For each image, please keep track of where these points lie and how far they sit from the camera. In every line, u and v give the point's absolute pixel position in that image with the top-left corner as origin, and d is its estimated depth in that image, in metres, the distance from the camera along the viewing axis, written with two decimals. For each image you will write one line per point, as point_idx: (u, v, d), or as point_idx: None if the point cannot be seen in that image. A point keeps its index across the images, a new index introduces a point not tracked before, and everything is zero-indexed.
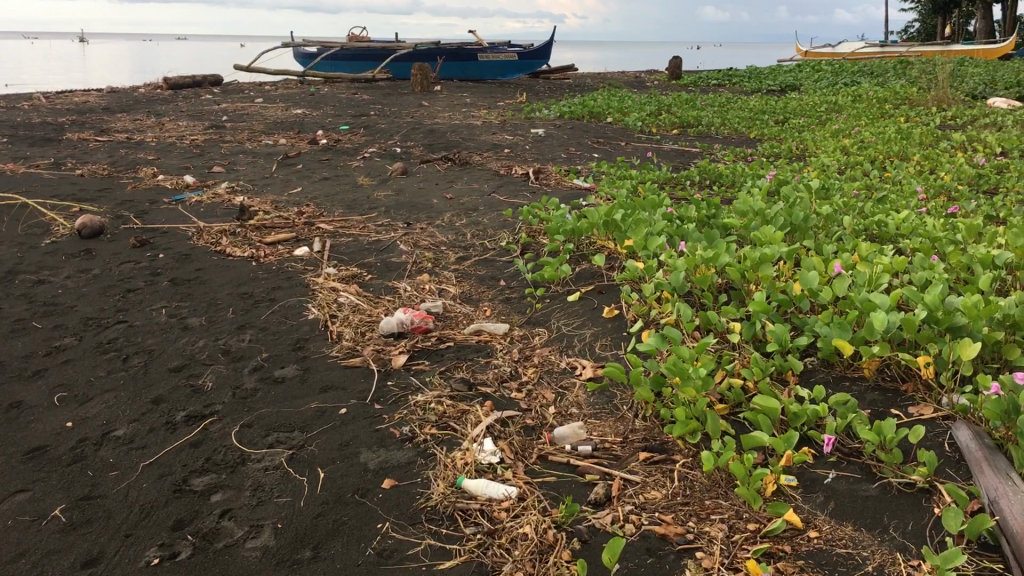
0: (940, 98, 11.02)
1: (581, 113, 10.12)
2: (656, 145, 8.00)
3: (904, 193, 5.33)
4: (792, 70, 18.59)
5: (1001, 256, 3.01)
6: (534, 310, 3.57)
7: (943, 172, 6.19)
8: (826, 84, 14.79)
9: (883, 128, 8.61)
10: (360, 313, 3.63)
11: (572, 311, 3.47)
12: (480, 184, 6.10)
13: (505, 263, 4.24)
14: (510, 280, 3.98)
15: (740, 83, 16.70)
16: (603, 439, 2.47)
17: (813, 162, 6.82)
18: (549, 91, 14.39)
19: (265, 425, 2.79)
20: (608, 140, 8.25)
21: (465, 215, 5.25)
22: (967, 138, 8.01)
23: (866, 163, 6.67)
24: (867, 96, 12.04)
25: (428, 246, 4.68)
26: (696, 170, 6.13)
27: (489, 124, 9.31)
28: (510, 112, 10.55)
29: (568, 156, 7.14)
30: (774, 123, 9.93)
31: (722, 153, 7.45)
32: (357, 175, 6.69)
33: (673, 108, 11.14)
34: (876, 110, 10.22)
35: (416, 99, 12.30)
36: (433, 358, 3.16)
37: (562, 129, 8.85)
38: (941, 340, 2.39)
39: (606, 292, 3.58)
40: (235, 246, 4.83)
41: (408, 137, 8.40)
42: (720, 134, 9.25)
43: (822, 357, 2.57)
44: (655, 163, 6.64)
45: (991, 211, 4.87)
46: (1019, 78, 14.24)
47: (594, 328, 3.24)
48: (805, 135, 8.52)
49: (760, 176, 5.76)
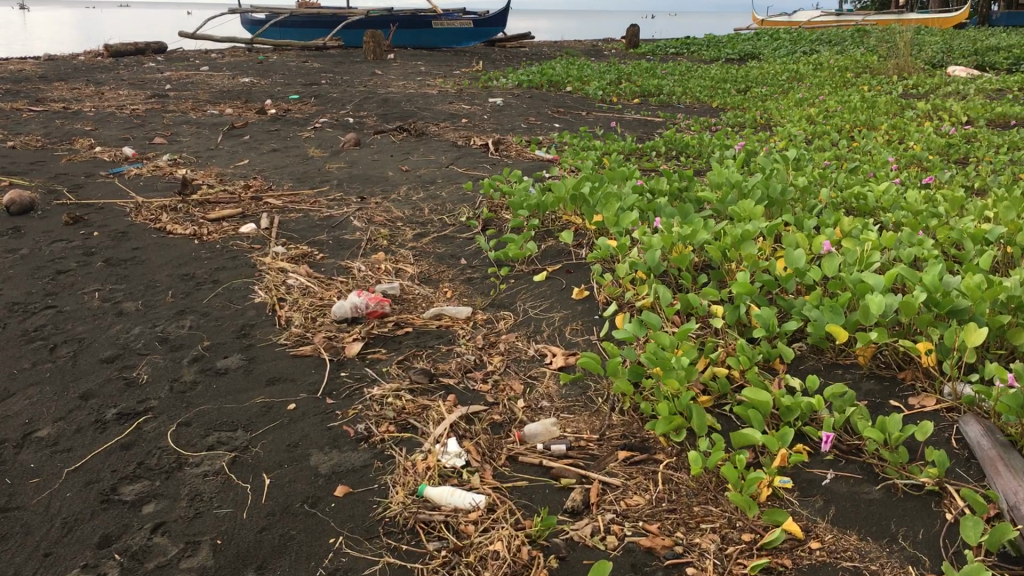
0: (901, 67, 10.93)
1: (540, 81, 9.85)
2: (618, 115, 7.78)
3: (876, 163, 5.17)
4: (750, 38, 18.45)
5: (993, 232, 2.84)
6: (497, 291, 3.34)
7: (913, 141, 6.06)
8: (786, 52, 14.67)
9: (847, 97, 8.47)
10: (310, 296, 3.37)
11: (539, 292, 3.25)
12: (437, 155, 5.83)
13: (466, 240, 4.00)
14: (472, 259, 3.75)
15: (699, 51, 16.50)
16: (578, 436, 2.26)
17: (780, 131, 6.64)
18: (506, 59, 14.08)
19: (205, 423, 2.53)
20: (569, 110, 8.00)
21: (422, 189, 4.99)
22: (932, 107, 7.90)
23: (832, 133, 6.52)
24: (828, 64, 11.91)
25: (384, 222, 4.42)
26: (663, 141, 5.92)
27: (445, 93, 9.01)
28: (466, 81, 10.24)
29: (528, 126, 6.90)
30: (736, 91, 9.76)
31: (685, 123, 7.26)
32: (308, 147, 6.37)
33: (633, 76, 10.91)
34: (838, 79, 10.10)
35: (370, 67, 11.93)
36: (391, 346, 2.92)
37: (521, 99, 8.58)
38: (943, 325, 2.21)
39: (575, 272, 3.36)
40: (176, 223, 4.53)
41: (361, 107, 8.07)
42: (682, 103, 9.06)
43: (813, 343, 2.39)
44: (618, 133, 6.42)
45: (967, 182, 4.73)
46: (976, 46, 14.23)
47: (563, 312, 3.04)
48: (769, 104, 8.36)
49: (728, 147, 5.57)
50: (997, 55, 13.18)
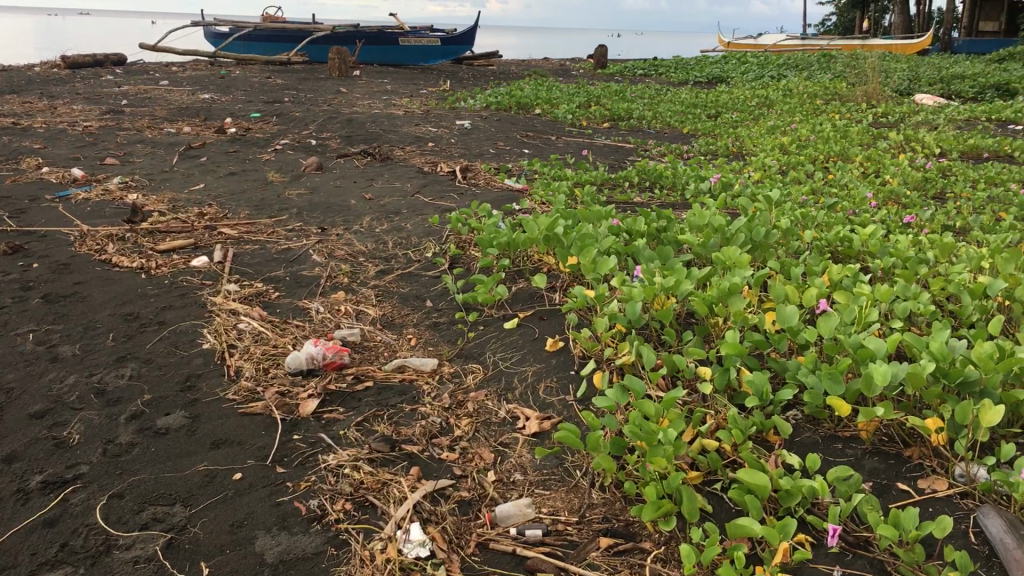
0: (869, 94, 10.90)
1: (508, 103, 9.67)
2: (588, 140, 7.62)
3: (855, 199, 5.04)
4: (718, 61, 18.48)
5: (992, 286, 2.68)
6: (465, 339, 3.12)
7: (888, 175, 5.95)
8: (754, 76, 14.69)
9: (819, 125, 8.38)
10: (263, 343, 3.12)
11: (510, 341, 3.03)
12: (403, 182, 5.61)
13: (432, 279, 3.78)
14: (438, 300, 3.52)
15: (667, 74, 16.46)
16: (555, 518, 2.04)
17: (753, 161, 6.52)
18: (473, 79, 13.92)
19: (140, 495, 2.26)
20: (538, 134, 7.83)
21: (386, 219, 4.77)
22: (904, 138, 7.83)
23: (806, 164, 6.41)
24: (797, 90, 11.87)
25: (345, 256, 4.18)
26: (636, 170, 5.75)
27: (411, 113, 8.80)
28: (433, 101, 10.04)
29: (497, 151, 6.71)
30: (707, 116, 9.66)
31: (656, 151, 7.12)
32: (267, 170, 6.12)
33: (603, 99, 10.79)
34: (808, 106, 10.05)
35: (335, 85, 11.70)
36: (349, 404, 2.68)
37: (489, 121, 8.39)
38: (954, 398, 2.03)
39: (548, 320, 3.15)
40: (122, 255, 4.24)
41: (324, 128, 7.82)
42: (653, 128, 8.94)
43: (809, 412, 2.20)
44: (590, 161, 6.24)
45: (948, 222, 4.61)
46: (940, 74, 14.31)
47: (536, 365, 2.83)
48: (740, 131, 8.26)
49: (703, 179, 5.42)
50: (962, 84, 13.27)
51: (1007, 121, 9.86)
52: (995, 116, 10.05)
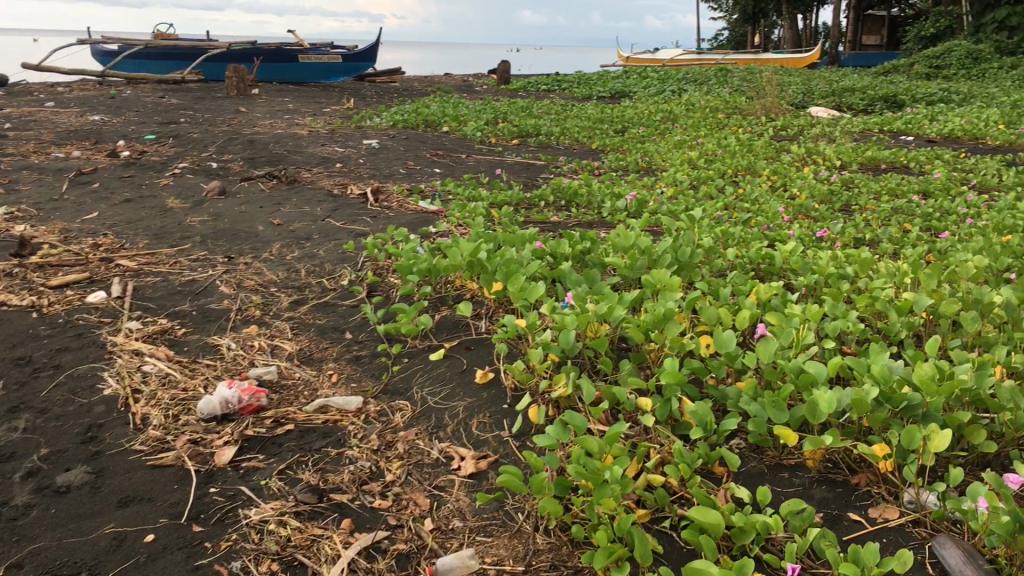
0: (767, 108, 11.17)
1: (415, 121, 9.54)
2: (499, 158, 7.56)
3: (768, 213, 5.09)
4: (619, 76, 18.72)
5: (918, 301, 2.69)
6: (390, 373, 2.99)
7: (796, 188, 6.05)
8: (654, 91, 14.92)
9: (723, 139, 8.52)
10: (172, 387, 2.92)
11: (437, 374, 2.91)
12: (312, 206, 5.43)
13: (350, 309, 3.62)
14: (358, 332, 3.37)
15: (570, 89, 16.60)
16: (500, 568, 1.93)
17: (664, 176, 6.55)
18: (376, 96, 13.74)
19: (39, 566, 2.04)
20: (448, 152, 7.72)
21: (297, 246, 4.58)
22: (806, 150, 8.02)
23: (716, 178, 6.47)
24: (698, 104, 12.09)
25: (255, 287, 3.98)
26: (550, 189, 5.70)
27: (316, 133, 8.59)
28: (338, 120, 9.84)
29: (407, 171, 6.58)
30: (614, 131, 9.73)
31: (567, 167, 7.10)
32: (167, 196, 5.84)
33: (509, 115, 10.76)
34: (711, 120, 10.23)
35: (234, 104, 11.36)
36: (269, 450, 2.52)
37: (396, 140, 8.24)
38: (899, 423, 1.99)
39: (476, 349, 3.04)
40: (10, 292, 3.94)
41: (225, 149, 7.55)
42: (561, 144, 8.94)
43: (754, 441, 2.14)
44: (504, 180, 6.17)
45: (858, 234, 4.69)
46: (832, 87, 14.82)
47: (466, 399, 2.71)
48: (648, 146, 8.33)
49: (618, 197, 5.40)
50: (853, 96, 13.74)
51: (898, 132, 10.23)
52: (887, 127, 10.42)
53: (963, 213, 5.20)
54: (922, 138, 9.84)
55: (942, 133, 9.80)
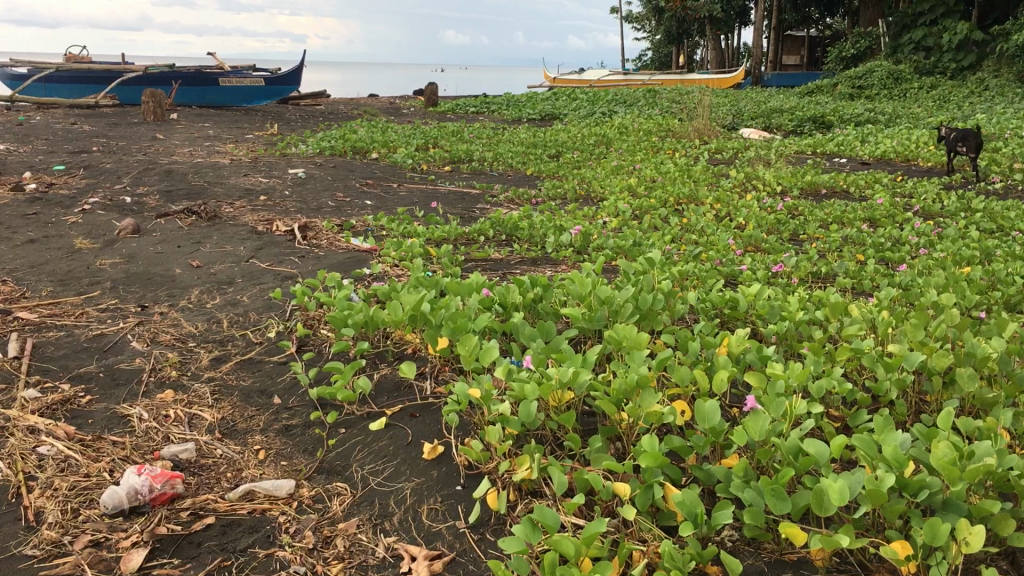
0: (700, 130, 11.12)
1: (342, 147, 9.17)
2: (432, 187, 7.27)
3: (718, 247, 4.89)
4: (548, 98, 18.60)
5: (908, 358, 2.47)
6: (325, 446, 2.64)
7: (742, 217, 5.89)
8: (585, 113, 14.84)
9: (661, 165, 8.37)
10: (70, 471, 2.51)
11: (378, 448, 2.58)
12: (235, 245, 5.04)
13: (277, 368, 3.27)
14: (287, 397, 3.02)
15: (500, 111, 16.42)
16: None
17: (606, 205, 6.33)
18: (301, 120, 13.30)
19: None
20: (379, 182, 7.39)
21: (219, 292, 4.20)
22: (745, 175, 7.91)
23: (658, 208, 6.28)
24: (631, 127, 11.98)
25: (171, 342, 3.58)
26: (490, 222, 5.43)
27: (238, 162, 8.16)
28: (262, 147, 9.43)
29: (337, 204, 6.23)
30: (548, 156, 9.53)
31: (504, 196, 6.84)
32: (75, 235, 5.38)
33: (441, 139, 10.48)
34: (645, 144, 10.10)
35: (150, 131, 10.82)
36: (186, 553, 2.15)
37: (324, 169, 7.87)
38: (918, 516, 1.74)
39: (421, 417, 2.72)
40: None
41: (140, 181, 7.08)
42: (496, 170, 8.69)
43: (750, 535, 1.87)
44: (441, 212, 5.87)
45: (813, 267, 4.53)
46: (760, 108, 14.92)
47: (414, 479, 2.39)
48: (586, 172, 8.12)
49: (562, 231, 5.14)
50: (782, 117, 13.83)
51: (831, 155, 10.26)
52: (820, 149, 10.45)
53: (913, 243, 5.10)
54: (856, 161, 9.89)
55: (874, 155, 9.86)
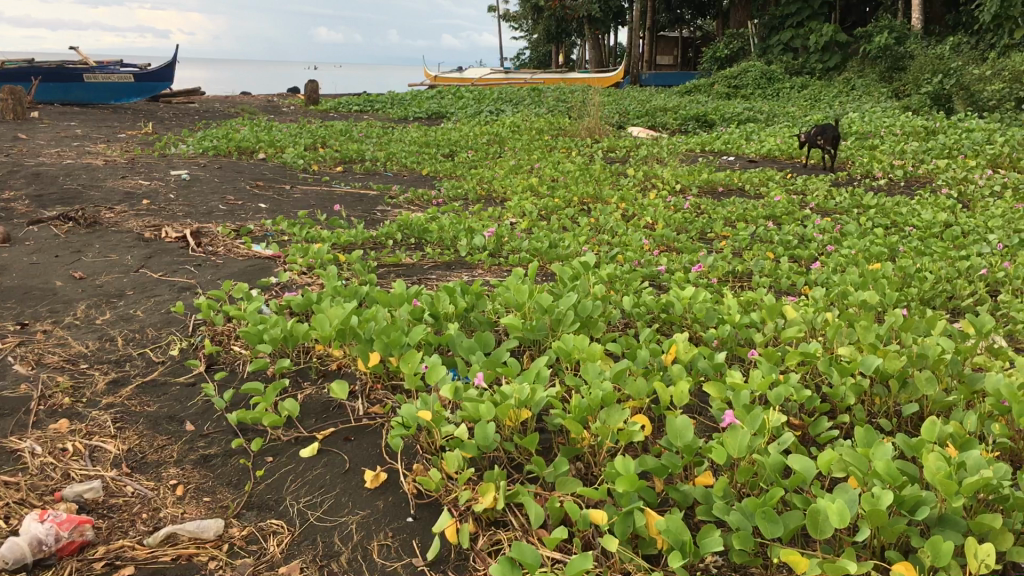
0: (591, 129, 11.13)
1: (226, 146, 8.73)
2: (327, 189, 6.97)
3: (633, 247, 4.83)
4: (433, 96, 18.38)
5: (864, 361, 2.42)
6: (253, 478, 2.40)
7: (649, 216, 5.86)
8: (473, 111, 14.71)
9: (559, 164, 8.30)
10: None
11: (314, 478, 2.36)
12: (121, 253, 4.66)
13: (186, 390, 2.98)
14: (202, 423, 2.75)
15: (384, 110, 16.10)
16: None
17: (511, 206, 6.19)
18: (176, 119, 12.65)
19: None
20: (270, 184, 7.04)
21: (109, 306, 3.84)
22: (643, 174, 7.92)
23: (564, 208, 6.18)
24: (523, 126, 11.91)
25: (59, 362, 3.23)
26: (396, 225, 5.21)
27: (114, 163, 7.64)
28: (137, 147, 8.87)
29: (229, 207, 5.88)
30: (442, 156, 9.33)
31: (404, 197, 6.62)
32: None
33: (330, 139, 10.13)
34: (539, 143, 10.03)
35: (10, 130, 10.04)
36: None
37: (209, 170, 7.45)
38: (918, 535, 1.64)
39: (358, 441, 2.51)
40: None
41: (5, 185, 6.50)
42: (390, 170, 8.43)
43: (740, 562, 1.74)
44: (343, 215, 5.61)
45: (729, 266, 4.51)
46: (645, 107, 15.13)
47: (358, 511, 2.18)
48: (484, 172, 7.97)
49: (473, 234, 4.97)
50: (667, 115, 14.05)
51: (719, 153, 10.44)
52: (708, 147, 10.62)
53: (820, 240, 5.16)
54: (743, 159, 10.09)
55: (760, 153, 10.09)
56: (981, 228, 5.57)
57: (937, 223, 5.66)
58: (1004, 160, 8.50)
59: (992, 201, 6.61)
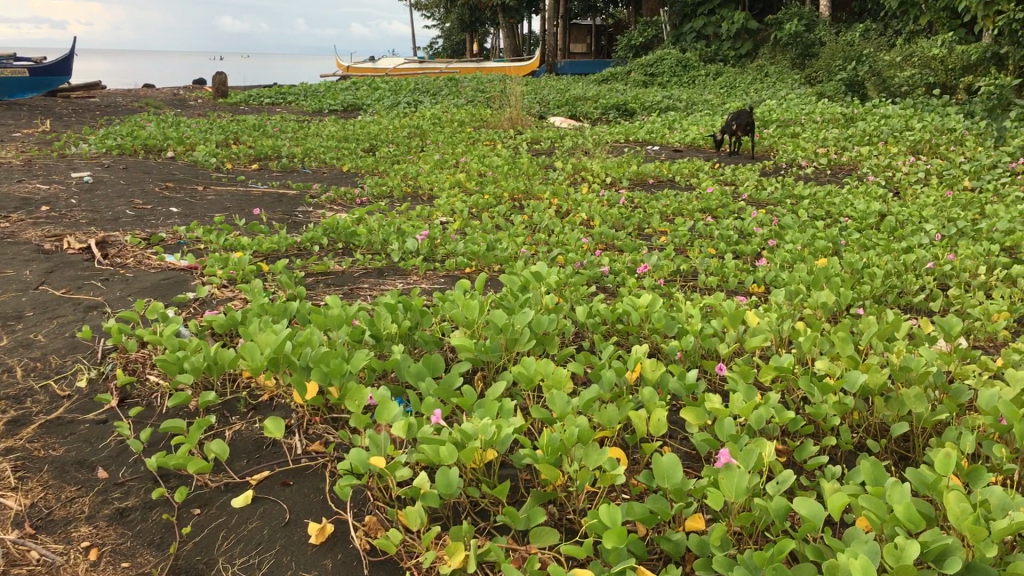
0: (513, 120, 10.91)
1: (131, 145, 8.22)
2: (243, 190, 6.59)
3: (573, 247, 4.62)
4: (348, 87, 17.89)
5: (847, 379, 2.26)
6: (177, 536, 2.09)
7: (584, 212, 5.67)
8: (389, 103, 14.35)
9: (484, 158, 8.05)
10: None
11: (250, 533, 2.08)
12: (19, 268, 4.23)
13: (97, 429, 2.64)
14: (117, 469, 2.42)
15: (297, 103, 15.57)
16: None
17: (439, 203, 5.92)
18: (75, 115, 11.96)
19: None
20: (180, 185, 6.61)
21: (6, 328, 3.44)
22: (572, 167, 7.73)
23: (495, 205, 5.95)
24: (443, 118, 11.61)
25: None
26: (321, 228, 4.89)
27: (8, 166, 7.09)
28: (34, 147, 8.29)
29: (138, 213, 5.47)
30: (362, 151, 8.99)
31: (326, 197, 6.29)
32: None
33: (242, 134, 9.68)
34: (461, 136, 9.75)
35: None
36: None
37: (114, 171, 6.97)
38: None
39: (297, 486, 2.24)
40: None
41: None
42: (309, 167, 8.07)
43: None
44: (262, 220, 5.26)
45: (673, 265, 4.34)
46: (564, 96, 14.97)
47: (303, 571, 1.91)
48: (407, 168, 7.67)
49: (404, 236, 4.70)
50: (587, 104, 13.92)
51: (644, 142, 10.35)
52: (632, 137, 10.52)
53: (761, 235, 5.03)
54: (668, 148, 10.00)
55: (684, 141, 10.01)
56: (916, 217, 5.54)
57: (872, 213, 5.61)
58: (924, 146, 8.58)
59: (920, 189, 6.63)
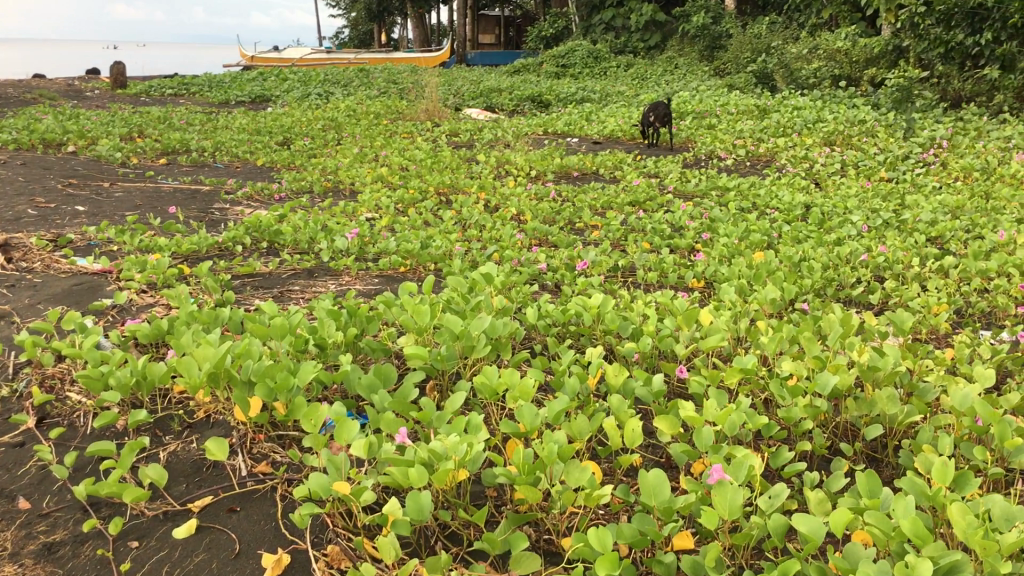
0: (430, 112, 10.73)
1: (28, 139, 7.75)
2: (153, 186, 6.26)
3: (508, 244, 4.50)
4: (255, 77, 17.38)
5: (819, 381, 2.20)
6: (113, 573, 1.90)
7: (514, 207, 5.55)
8: (299, 94, 13.98)
9: (405, 151, 7.87)
10: None
11: (197, 566, 1.90)
12: None
13: (13, 455, 2.40)
14: (39, 498, 2.19)
15: (202, 94, 15.04)
16: None
17: (363, 198, 5.72)
18: None
19: None
20: (85, 181, 6.24)
21: None
22: (495, 159, 7.61)
23: (421, 201, 5.78)
24: (358, 110, 11.35)
25: None
26: (243, 227, 4.66)
27: None
28: None
29: (41, 212, 5.12)
30: (276, 144, 8.69)
31: (243, 193, 6.02)
32: None
33: (148, 127, 9.25)
34: (378, 128, 9.53)
35: None
36: None
37: (11, 168, 6.55)
38: None
39: (244, 512, 2.07)
40: None
41: None
42: (221, 162, 7.75)
43: None
44: (178, 218, 4.99)
45: (612, 261, 4.27)
46: (479, 87, 14.84)
47: None
48: (326, 161, 7.44)
49: (332, 234, 4.50)
50: (502, 95, 13.82)
51: (563, 134, 10.30)
52: (550, 129, 10.45)
53: (693, 228, 5.01)
54: (587, 140, 9.98)
55: (603, 133, 10.00)
56: (840, 208, 5.60)
57: (798, 205, 5.66)
58: (838, 137, 8.75)
59: (840, 180, 6.73)
